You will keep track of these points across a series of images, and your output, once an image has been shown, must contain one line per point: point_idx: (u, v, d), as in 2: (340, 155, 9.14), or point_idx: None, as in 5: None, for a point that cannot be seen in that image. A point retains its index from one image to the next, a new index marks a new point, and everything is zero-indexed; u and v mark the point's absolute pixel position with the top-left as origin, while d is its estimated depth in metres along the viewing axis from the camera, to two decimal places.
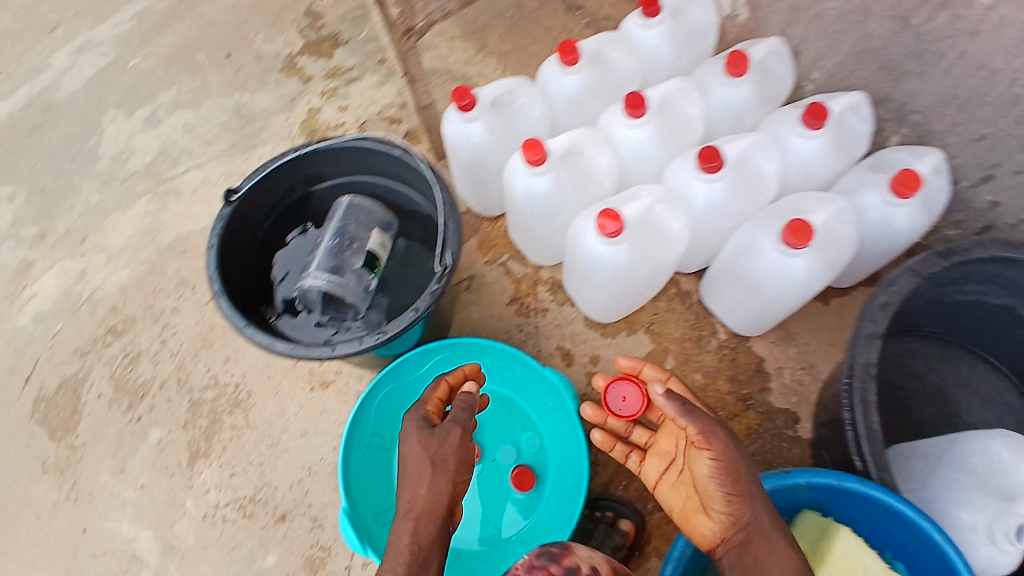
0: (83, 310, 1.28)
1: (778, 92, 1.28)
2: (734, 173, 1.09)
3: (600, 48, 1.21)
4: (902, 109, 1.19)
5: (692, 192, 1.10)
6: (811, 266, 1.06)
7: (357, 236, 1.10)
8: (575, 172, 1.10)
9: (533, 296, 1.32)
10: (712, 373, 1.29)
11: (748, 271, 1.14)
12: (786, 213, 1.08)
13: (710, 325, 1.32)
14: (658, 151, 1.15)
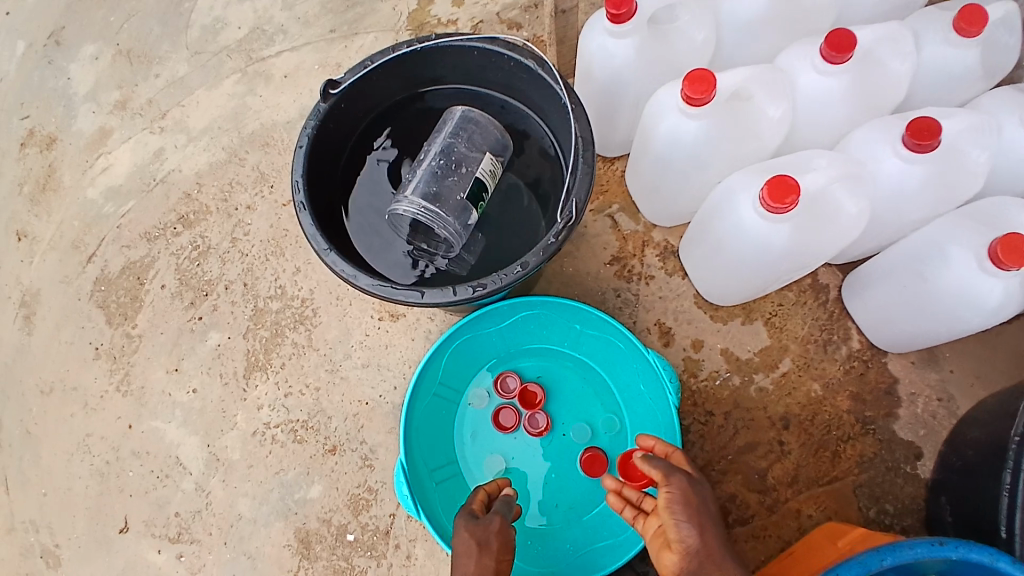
0: (156, 191, 1.23)
1: (1002, 64, 1.00)
2: (940, 157, 0.87)
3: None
4: None
5: (878, 169, 0.89)
6: (1005, 296, 0.85)
7: (465, 160, 0.93)
8: (738, 120, 0.92)
9: (638, 259, 1.15)
10: (833, 385, 1.09)
11: (921, 283, 0.92)
12: (992, 220, 0.87)
13: (842, 329, 1.10)
14: (841, 109, 0.94)
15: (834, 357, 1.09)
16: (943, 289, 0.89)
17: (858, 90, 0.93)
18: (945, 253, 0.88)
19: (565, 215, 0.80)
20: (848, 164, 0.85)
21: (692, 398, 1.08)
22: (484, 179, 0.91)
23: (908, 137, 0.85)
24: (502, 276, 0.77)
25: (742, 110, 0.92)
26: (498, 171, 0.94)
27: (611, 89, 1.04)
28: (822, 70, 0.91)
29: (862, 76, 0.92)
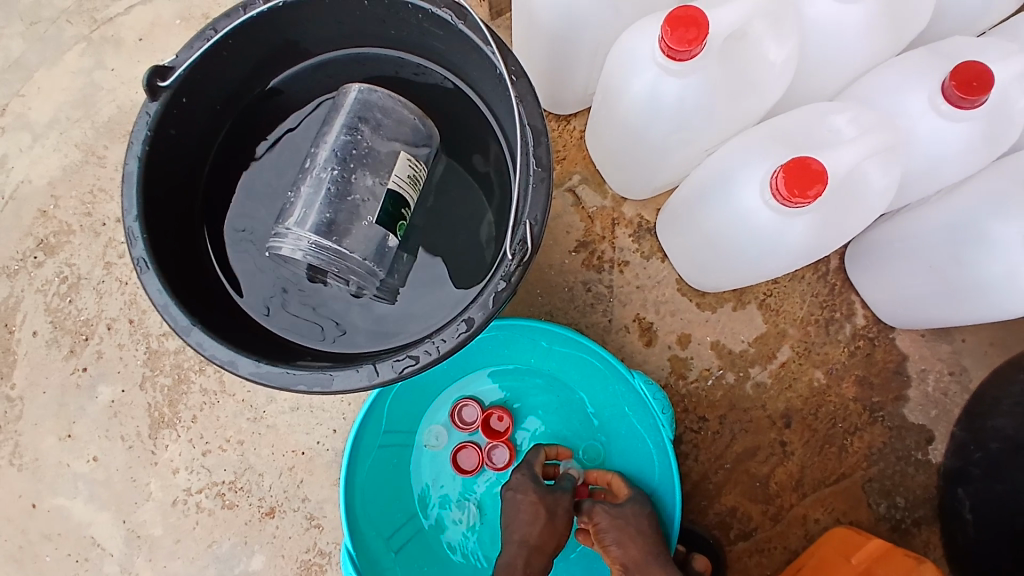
0: (7, 211, 0.99)
1: None
2: (991, 106, 0.67)
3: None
4: None
5: (910, 130, 0.70)
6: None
7: (370, 163, 0.69)
8: (736, 72, 0.68)
9: (608, 242, 0.94)
10: (838, 372, 0.93)
11: (959, 266, 0.74)
12: None
13: (847, 304, 0.93)
14: (863, 45, 0.72)
15: (840, 336, 0.93)
16: (990, 278, 0.72)
17: (883, 15, 0.70)
18: (988, 230, 0.71)
19: (516, 245, 0.58)
20: (887, 129, 0.63)
21: (682, 403, 0.93)
22: (400, 192, 0.67)
23: (952, 87, 0.64)
24: (438, 343, 0.57)
25: (741, 58, 0.67)
26: (421, 173, 0.70)
27: (559, 34, 0.78)
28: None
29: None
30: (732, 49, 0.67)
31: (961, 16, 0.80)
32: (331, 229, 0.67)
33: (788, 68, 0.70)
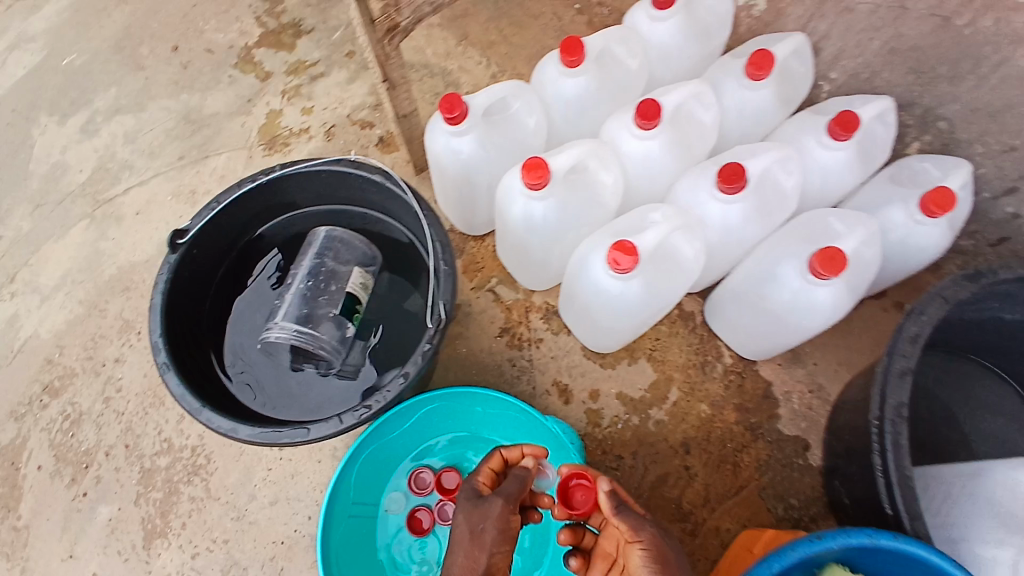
0: (15, 363, 1.17)
1: (797, 95, 1.16)
2: (753, 192, 0.99)
3: (608, 42, 1.10)
4: (929, 116, 1.11)
5: (707, 213, 1.02)
6: (837, 298, 0.95)
7: (335, 277, 0.96)
8: (580, 192, 1.00)
9: (525, 325, 1.21)
10: (719, 402, 1.18)
11: (765, 300, 1.02)
12: (809, 236, 0.98)
13: (714, 348, 1.21)
14: (668, 164, 1.07)
15: (713, 374, 1.19)
16: (786, 305, 1.00)
17: (675, 145, 1.06)
18: (775, 270, 0.99)
19: (436, 318, 0.83)
20: (678, 215, 0.94)
21: (601, 446, 1.14)
22: (356, 294, 0.93)
23: (720, 184, 0.97)
24: (385, 394, 0.79)
25: (581, 182, 1.00)
26: (369, 282, 0.97)
27: (463, 179, 1.10)
28: (642, 134, 1.03)
29: (676, 133, 1.05)
30: (574, 177, 0.99)
31: (739, 131, 1.15)
32: (310, 320, 0.92)
33: (618, 186, 1.03)
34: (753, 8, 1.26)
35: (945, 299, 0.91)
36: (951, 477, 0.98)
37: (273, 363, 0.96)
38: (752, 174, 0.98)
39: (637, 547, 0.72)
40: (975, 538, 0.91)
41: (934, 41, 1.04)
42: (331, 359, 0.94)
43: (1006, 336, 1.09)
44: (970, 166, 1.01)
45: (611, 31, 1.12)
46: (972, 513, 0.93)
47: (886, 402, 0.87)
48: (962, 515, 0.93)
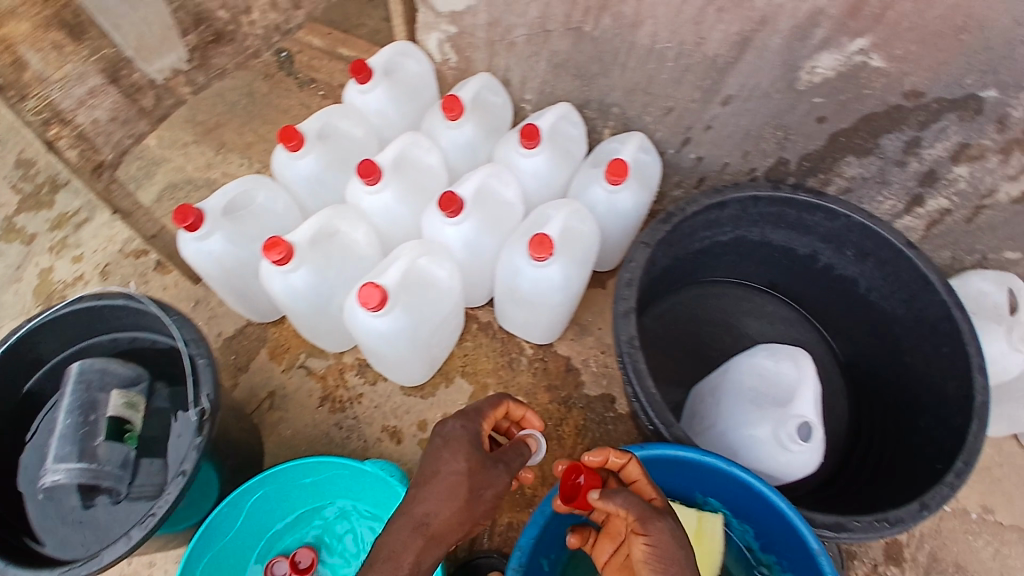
0: None
1: (503, 121, 1.34)
2: (476, 211, 1.16)
3: (329, 119, 1.22)
4: (603, 106, 1.31)
5: (447, 238, 1.16)
6: (565, 273, 1.14)
7: (98, 406, 0.99)
8: (330, 253, 1.10)
9: (343, 386, 1.27)
10: (531, 389, 1.31)
11: (516, 290, 1.19)
12: (529, 230, 1.15)
13: (517, 345, 1.35)
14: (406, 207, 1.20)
15: (520, 368, 1.33)
16: (532, 290, 1.17)
17: (409, 191, 1.19)
18: (511, 267, 1.16)
19: (200, 410, 0.92)
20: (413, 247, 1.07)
21: None
22: (120, 415, 0.99)
23: (443, 212, 1.12)
24: (167, 497, 0.86)
25: (329, 244, 1.10)
26: (136, 399, 1.02)
27: (227, 274, 1.15)
28: (374, 190, 1.16)
29: (404, 182, 1.18)
30: (321, 243, 1.09)
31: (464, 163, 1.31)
32: (86, 455, 0.95)
33: (366, 241, 1.15)
34: (448, 62, 1.40)
35: (648, 246, 1.14)
36: (718, 381, 1.15)
37: (63, 513, 0.97)
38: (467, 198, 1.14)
39: (641, 541, 0.71)
40: (742, 425, 1.04)
41: (577, 49, 1.23)
42: (118, 484, 0.97)
43: (725, 254, 1.35)
44: (640, 137, 1.25)
45: (329, 109, 1.24)
46: (731, 405, 1.08)
47: (622, 338, 1.06)
48: (728, 409, 1.08)
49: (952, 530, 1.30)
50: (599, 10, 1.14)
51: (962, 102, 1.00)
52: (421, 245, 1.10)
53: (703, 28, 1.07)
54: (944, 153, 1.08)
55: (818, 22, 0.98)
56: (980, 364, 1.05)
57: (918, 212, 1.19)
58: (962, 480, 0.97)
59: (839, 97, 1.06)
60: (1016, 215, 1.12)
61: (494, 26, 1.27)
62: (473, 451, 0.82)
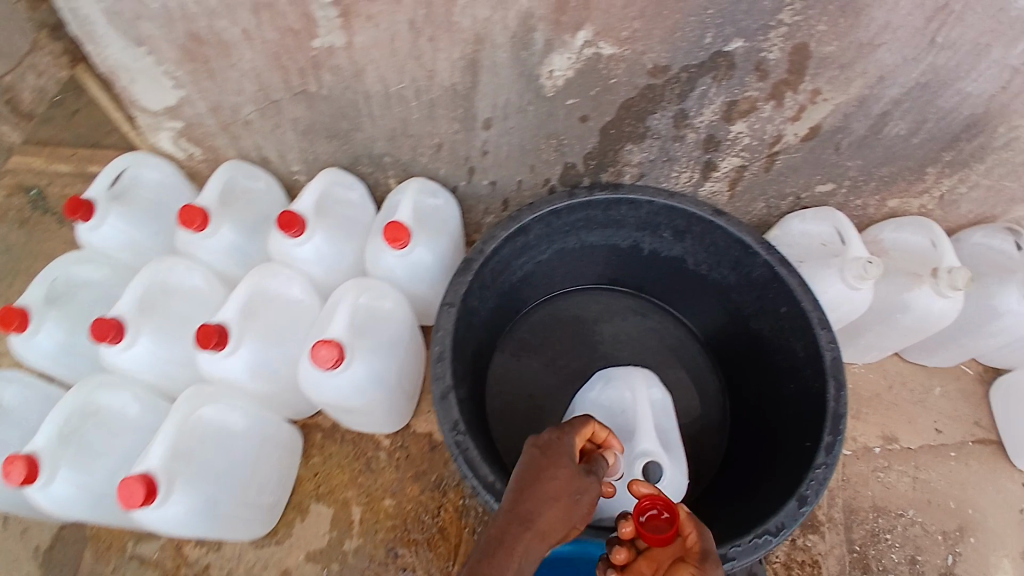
0: None
1: (272, 204, 1.26)
2: (246, 334, 1.05)
3: (65, 274, 1.13)
4: (375, 159, 1.21)
5: (224, 372, 1.05)
6: (366, 369, 1.04)
7: None
8: (90, 442, 1.05)
9: (185, 563, 1.20)
10: (398, 486, 1.27)
11: (325, 403, 1.07)
12: (314, 335, 1.05)
13: (372, 442, 1.30)
14: (173, 350, 1.12)
15: (381, 463, 1.28)
16: (342, 397, 1.05)
17: (167, 333, 1.11)
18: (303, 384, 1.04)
19: None
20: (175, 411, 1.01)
21: None
22: None
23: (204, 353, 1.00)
24: None
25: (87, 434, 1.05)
26: None
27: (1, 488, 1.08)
28: (123, 346, 1.06)
29: (157, 324, 1.10)
30: (78, 429, 1.04)
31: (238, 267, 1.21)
32: None
33: (133, 403, 1.12)
34: (194, 156, 1.28)
35: (453, 307, 1.05)
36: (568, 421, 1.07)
37: None
38: (230, 326, 1.02)
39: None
40: None
41: (316, 112, 1.10)
42: None
43: (551, 269, 1.30)
44: (417, 185, 1.17)
45: (57, 261, 1.13)
46: None
47: (446, 428, 0.97)
48: None
49: (860, 474, 1.31)
50: (314, 69, 1.01)
51: (715, 61, 0.90)
52: (198, 394, 1.06)
53: (426, 60, 0.96)
54: (716, 116, 0.99)
55: (533, 26, 0.88)
56: (820, 319, 1.03)
57: (715, 176, 1.14)
58: (833, 454, 0.94)
59: (589, 92, 0.98)
60: (808, 153, 1.06)
61: (219, 110, 1.14)
62: (570, 463, 0.70)
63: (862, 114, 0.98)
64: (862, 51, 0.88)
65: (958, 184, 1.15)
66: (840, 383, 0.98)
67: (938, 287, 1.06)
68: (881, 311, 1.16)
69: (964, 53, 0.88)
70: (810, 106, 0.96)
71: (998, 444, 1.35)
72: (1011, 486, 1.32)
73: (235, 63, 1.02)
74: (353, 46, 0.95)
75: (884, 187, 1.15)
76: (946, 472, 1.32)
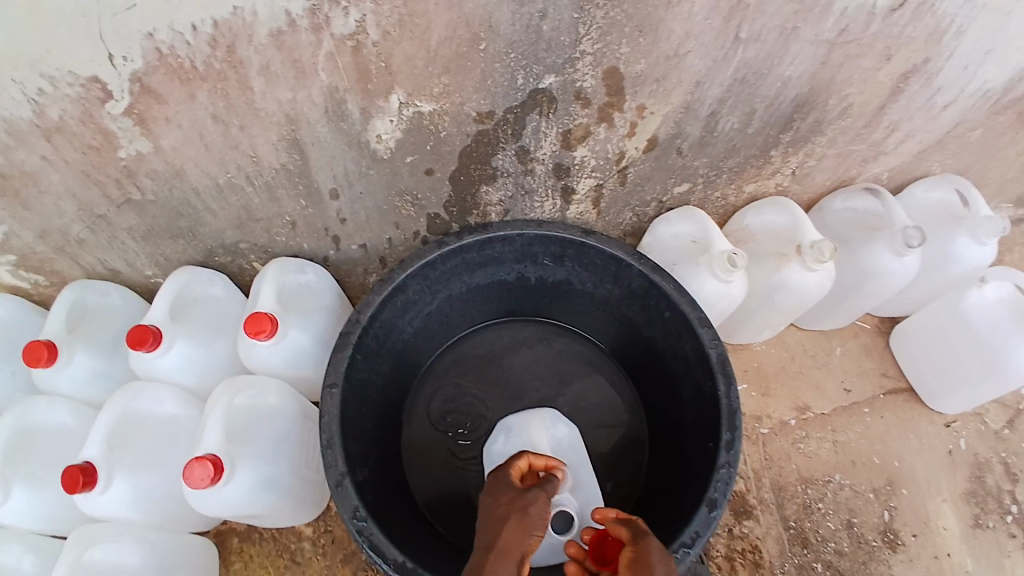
0: None
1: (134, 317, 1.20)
2: (118, 463, 0.97)
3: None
4: (231, 248, 1.15)
5: (104, 510, 0.97)
6: (254, 471, 0.98)
7: None
8: None
9: None
10: (331, 575, 1.20)
11: (222, 515, 1.00)
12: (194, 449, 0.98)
13: (295, 534, 1.22)
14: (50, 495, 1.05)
15: (307, 555, 1.21)
16: (237, 507, 0.98)
17: (42, 476, 1.04)
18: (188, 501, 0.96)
19: None
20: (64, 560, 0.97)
21: None
22: None
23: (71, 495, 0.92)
24: None
25: None
26: None
27: None
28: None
29: (31, 471, 1.03)
30: None
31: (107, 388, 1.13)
32: None
33: (25, 558, 1.08)
34: (40, 284, 1.20)
35: (337, 388, 0.96)
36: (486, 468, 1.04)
37: None
38: (96, 459, 0.94)
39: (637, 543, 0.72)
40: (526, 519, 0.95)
41: (150, 217, 1.04)
42: None
43: (444, 317, 1.23)
44: (280, 264, 1.11)
45: None
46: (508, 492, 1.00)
47: (345, 518, 0.89)
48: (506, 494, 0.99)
49: (781, 449, 1.34)
50: (129, 178, 0.95)
51: (534, 97, 0.90)
52: (82, 538, 0.99)
53: (245, 147, 0.91)
54: (556, 146, 0.99)
55: (343, 98, 0.85)
56: (700, 318, 1.02)
57: (577, 198, 1.13)
58: (734, 452, 0.95)
59: (425, 148, 0.96)
60: (654, 163, 1.08)
61: (47, 235, 1.06)
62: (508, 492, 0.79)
63: (691, 118, 1.00)
64: (671, 62, 0.89)
65: (806, 159, 1.18)
66: (729, 377, 0.99)
67: (805, 263, 1.09)
68: (762, 294, 1.18)
69: (772, 41, 0.90)
70: (639, 121, 0.98)
71: (908, 391, 1.40)
72: (931, 430, 1.37)
73: (45, 188, 0.95)
74: (163, 149, 0.90)
75: (737, 176, 1.17)
76: (863, 429, 1.37)
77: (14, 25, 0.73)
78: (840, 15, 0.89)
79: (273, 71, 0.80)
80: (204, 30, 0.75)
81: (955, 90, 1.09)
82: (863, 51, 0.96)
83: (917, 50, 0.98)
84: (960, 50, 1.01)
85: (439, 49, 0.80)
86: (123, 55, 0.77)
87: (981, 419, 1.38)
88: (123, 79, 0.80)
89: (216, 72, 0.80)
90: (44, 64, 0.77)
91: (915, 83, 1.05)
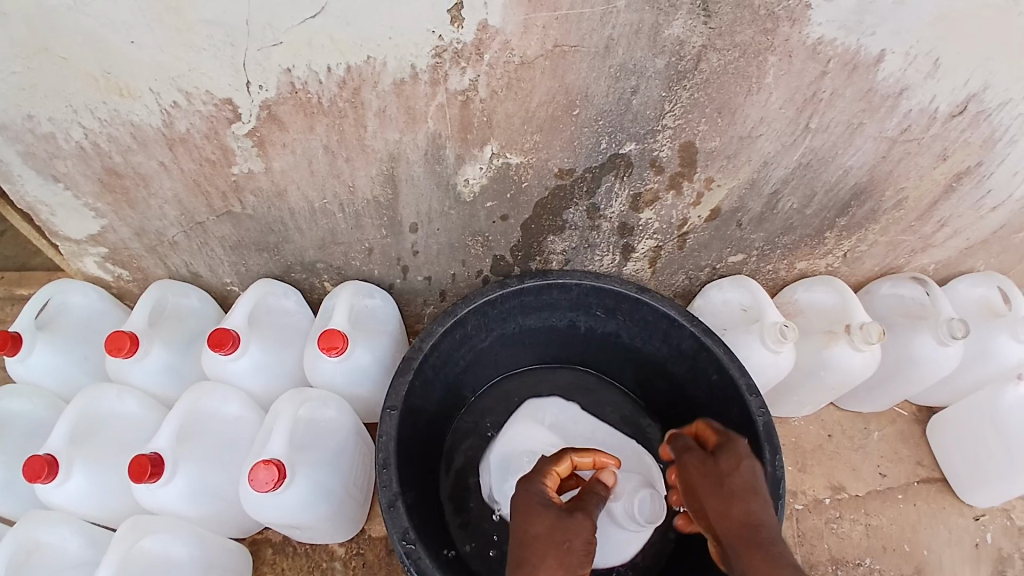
0: None
1: (205, 319, 1.27)
2: (181, 459, 1.02)
3: None
4: (306, 266, 1.24)
5: (161, 502, 1.01)
6: (306, 480, 1.01)
7: None
8: None
9: None
10: None
11: (269, 522, 1.03)
12: (253, 453, 1.01)
13: (324, 550, 1.25)
14: (108, 481, 1.08)
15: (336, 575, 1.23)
16: (286, 514, 1.02)
17: (103, 461, 1.07)
18: (245, 505, 1.00)
19: None
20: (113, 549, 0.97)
21: None
22: None
23: (136, 484, 0.96)
24: None
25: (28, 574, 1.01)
26: None
27: None
28: (57, 481, 1.02)
29: (92, 454, 1.06)
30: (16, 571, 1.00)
31: (174, 386, 1.19)
32: None
33: (72, 538, 1.07)
34: (123, 277, 1.30)
35: (396, 411, 0.98)
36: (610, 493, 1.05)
37: None
38: (164, 450, 0.99)
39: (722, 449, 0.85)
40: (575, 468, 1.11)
41: (243, 229, 1.13)
42: None
43: (495, 355, 1.24)
44: (351, 286, 1.18)
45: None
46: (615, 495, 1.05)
47: (394, 538, 0.90)
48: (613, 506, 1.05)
49: (814, 528, 1.33)
50: (236, 192, 1.05)
51: (613, 161, 0.99)
52: (136, 525, 1.00)
53: (345, 177, 1.01)
54: (625, 207, 1.07)
55: (443, 144, 0.94)
56: (749, 385, 1.04)
57: (636, 256, 1.20)
58: (777, 520, 0.94)
59: (504, 195, 1.04)
60: (714, 232, 1.15)
61: (144, 234, 1.16)
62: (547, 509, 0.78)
63: (755, 194, 1.07)
64: (743, 143, 0.97)
65: (857, 244, 1.24)
66: (775, 446, 0.99)
67: (854, 342, 1.12)
68: (810, 368, 1.20)
69: (839, 133, 0.97)
70: (706, 192, 1.05)
71: (941, 482, 1.39)
72: (961, 522, 1.36)
73: (154, 191, 1.05)
74: (272, 170, 1.00)
75: (790, 253, 1.23)
76: (896, 515, 1.35)
77: (171, 48, 0.83)
78: (904, 115, 0.96)
79: (388, 114, 0.89)
80: (337, 72, 0.84)
81: (1005, 193, 1.14)
82: (921, 150, 1.02)
83: (972, 154, 1.05)
84: (1013, 157, 1.06)
85: (537, 110, 0.89)
86: (259, 84, 0.86)
87: (1010, 515, 1.38)
88: (254, 104, 0.89)
89: (338, 109, 0.89)
90: (185, 81, 0.87)
91: (967, 183, 1.11)
